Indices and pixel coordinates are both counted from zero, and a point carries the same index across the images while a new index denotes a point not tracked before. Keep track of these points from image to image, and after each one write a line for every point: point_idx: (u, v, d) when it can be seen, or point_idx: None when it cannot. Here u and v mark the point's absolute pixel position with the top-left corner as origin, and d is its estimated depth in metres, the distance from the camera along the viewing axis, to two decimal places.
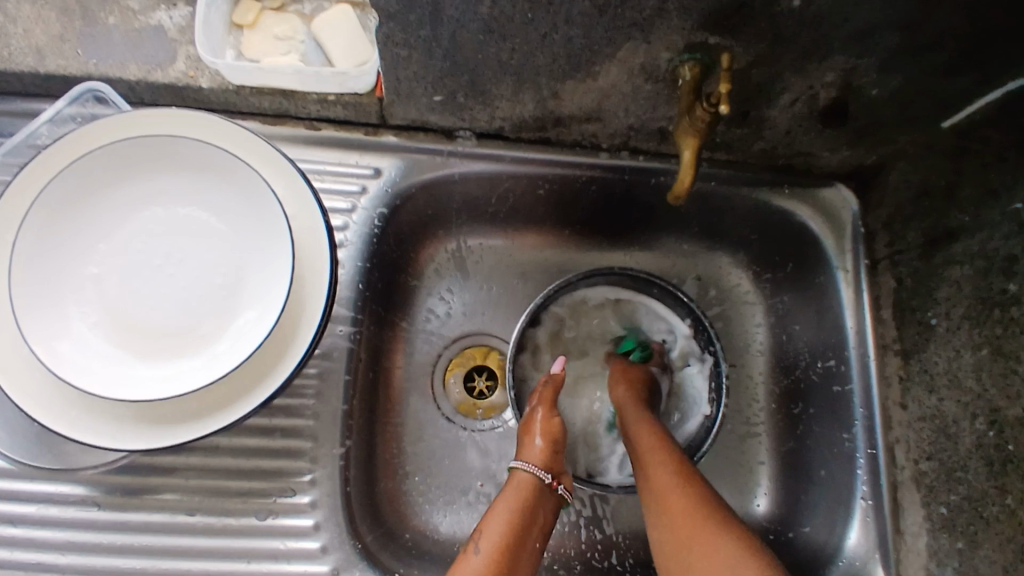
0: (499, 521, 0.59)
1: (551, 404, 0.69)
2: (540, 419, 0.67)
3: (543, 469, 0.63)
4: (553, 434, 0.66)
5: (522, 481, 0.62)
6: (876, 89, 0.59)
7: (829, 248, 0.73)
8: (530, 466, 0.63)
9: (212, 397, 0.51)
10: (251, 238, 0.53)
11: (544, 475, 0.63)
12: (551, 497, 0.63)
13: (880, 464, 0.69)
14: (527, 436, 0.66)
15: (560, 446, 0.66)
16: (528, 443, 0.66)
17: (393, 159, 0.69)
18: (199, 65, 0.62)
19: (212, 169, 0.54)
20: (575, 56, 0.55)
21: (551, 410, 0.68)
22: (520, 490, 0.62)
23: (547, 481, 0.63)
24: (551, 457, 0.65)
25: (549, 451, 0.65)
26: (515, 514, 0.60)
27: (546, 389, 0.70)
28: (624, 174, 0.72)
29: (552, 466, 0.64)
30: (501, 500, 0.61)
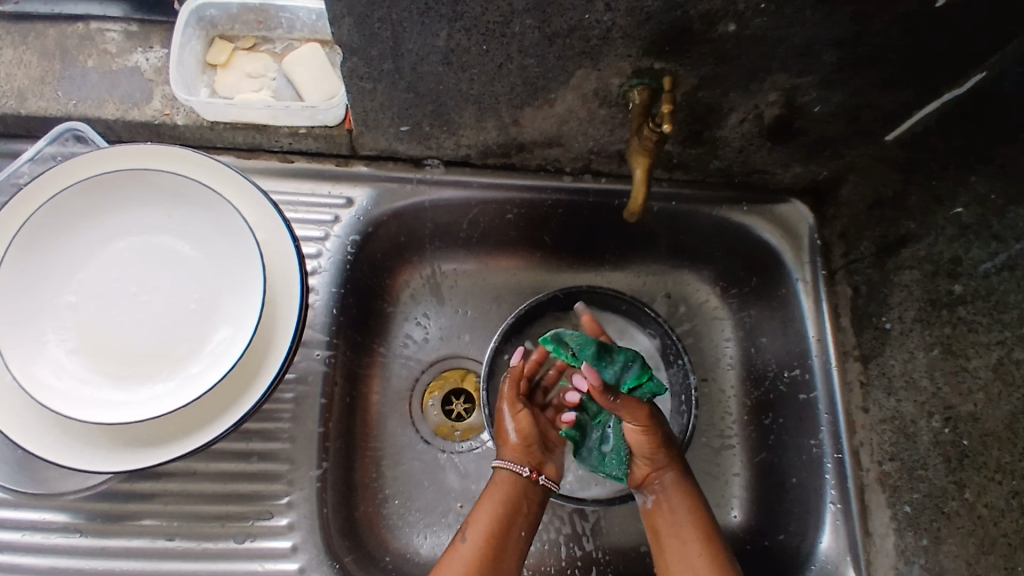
0: (485, 513, 0.64)
1: (514, 399, 0.71)
2: (508, 417, 0.71)
3: (519, 464, 0.68)
4: (524, 430, 0.69)
5: (502, 477, 0.67)
6: (818, 106, 0.62)
7: (788, 260, 0.76)
8: (507, 463, 0.67)
9: (187, 419, 0.53)
10: (225, 264, 0.55)
11: (519, 468, 0.67)
12: (534, 487, 0.67)
13: (847, 467, 0.71)
14: (501, 438, 0.70)
15: (534, 439, 0.70)
16: (502, 443, 0.70)
17: (365, 187, 0.72)
18: (174, 103, 0.65)
19: (187, 199, 0.56)
20: (531, 84, 0.58)
21: (517, 406, 0.71)
22: (503, 485, 0.66)
23: (526, 474, 0.67)
24: (524, 452, 0.68)
25: (523, 446, 0.69)
26: (500, 508, 0.65)
27: (507, 386, 0.72)
28: (588, 196, 0.75)
29: (528, 460, 0.68)
30: (488, 492, 0.66)
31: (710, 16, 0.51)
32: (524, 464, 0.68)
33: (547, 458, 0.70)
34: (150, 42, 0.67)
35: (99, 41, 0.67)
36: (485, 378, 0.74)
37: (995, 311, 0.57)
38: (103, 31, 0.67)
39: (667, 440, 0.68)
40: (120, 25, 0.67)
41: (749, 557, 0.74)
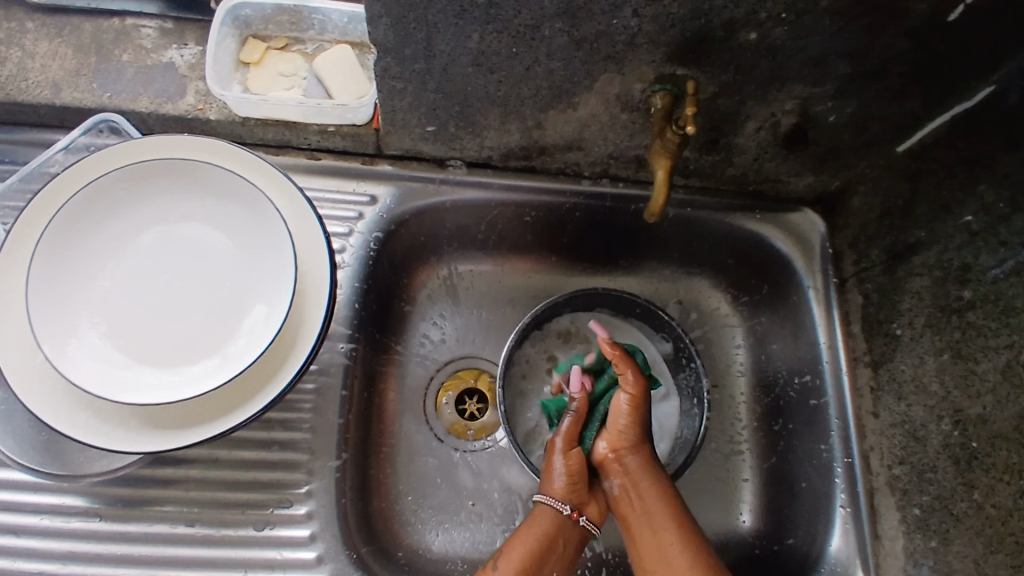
0: (520, 549, 0.62)
1: (571, 437, 0.68)
2: (560, 455, 0.67)
3: (562, 502, 0.65)
4: (573, 470, 0.66)
5: (541, 512, 0.64)
6: (832, 116, 0.64)
7: (800, 268, 0.78)
8: (550, 500, 0.65)
9: (214, 403, 0.54)
10: (257, 254, 0.57)
11: (561, 506, 0.65)
12: (573, 528, 0.65)
13: (857, 472, 0.72)
14: (547, 473, 0.67)
15: (582, 478, 0.67)
16: (547, 479, 0.67)
17: (388, 187, 0.73)
18: (207, 98, 0.66)
19: (220, 190, 0.57)
20: (556, 87, 0.60)
21: (570, 445, 0.68)
22: (540, 521, 0.64)
23: (567, 512, 0.65)
24: (568, 489, 0.66)
25: (569, 485, 0.66)
26: (534, 542, 0.63)
27: (568, 422, 0.68)
28: (605, 201, 0.77)
29: (570, 498, 0.66)
30: (524, 526, 0.64)
31: (732, 24, 0.53)
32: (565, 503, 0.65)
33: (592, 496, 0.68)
34: (185, 40, 0.69)
35: (135, 37, 0.69)
36: (500, 375, 0.75)
37: (1003, 315, 0.59)
38: (138, 27, 0.69)
39: (644, 423, 0.68)
40: (156, 23, 0.70)
41: (758, 561, 0.74)
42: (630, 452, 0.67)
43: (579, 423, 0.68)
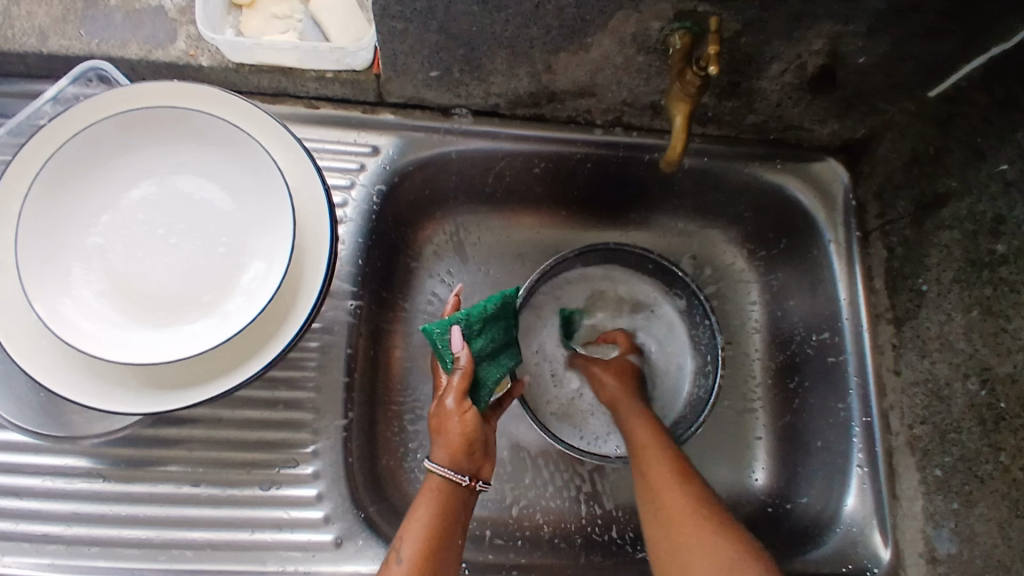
0: (422, 526, 0.57)
1: (464, 394, 0.60)
2: (453, 417, 0.59)
3: (457, 472, 0.59)
4: (472, 438, 0.59)
5: (437, 484, 0.59)
6: (862, 57, 0.60)
7: (821, 220, 0.74)
8: (443, 471, 0.59)
9: (214, 362, 0.52)
10: (255, 207, 0.54)
11: (458, 477, 0.59)
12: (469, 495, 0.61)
13: (876, 432, 0.70)
14: (438, 435, 0.59)
15: (479, 444, 0.60)
16: (438, 440, 0.59)
17: (390, 137, 0.70)
18: (199, 44, 0.63)
19: (214, 140, 0.54)
20: (567, 26, 0.56)
21: (466, 406, 0.59)
22: (432, 494, 0.59)
23: (464, 483, 0.60)
24: (465, 457, 0.59)
25: (461, 450, 0.59)
26: (437, 516, 0.58)
27: (456, 378, 0.59)
28: (619, 150, 0.73)
29: (468, 467, 0.60)
30: (418, 502, 0.59)
31: None
32: (463, 473, 0.60)
33: (486, 459, 0.62)
34: None
35: None
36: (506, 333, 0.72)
37: None
38: None
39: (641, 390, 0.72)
40: None
41: (769, 519, 0.73)
42: (627, 399, 0.70)
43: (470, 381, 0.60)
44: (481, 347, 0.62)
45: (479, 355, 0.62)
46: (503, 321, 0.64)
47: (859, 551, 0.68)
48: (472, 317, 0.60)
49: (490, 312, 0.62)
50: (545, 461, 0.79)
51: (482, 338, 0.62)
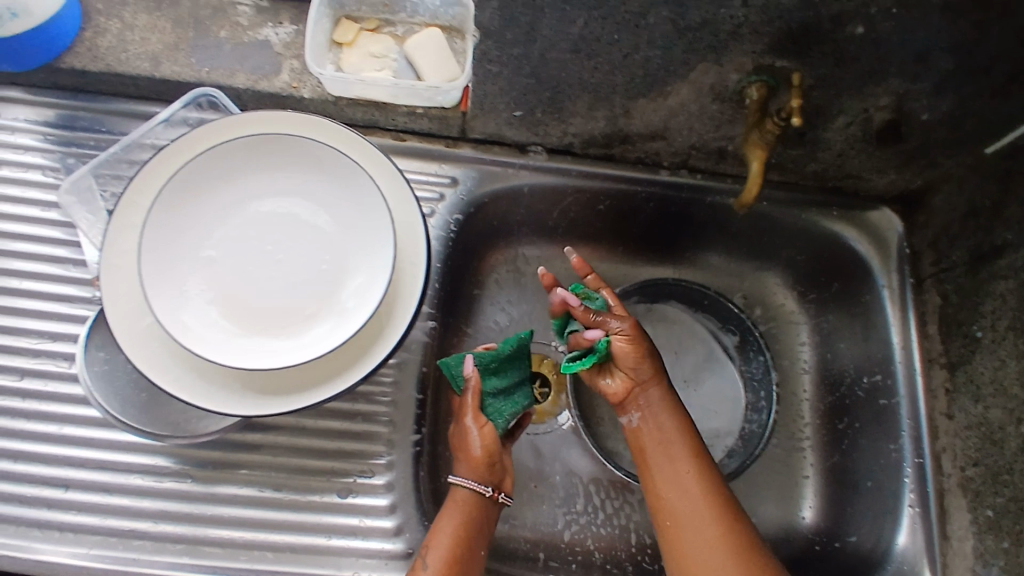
0: (445, 538, 0.61)
1: (479, 412, 0.66)
2: (472, 432, 0.65)
3: (481, 484, 0.64)
4: (491, 449, 0.65)
5: (464, 497, 0.64)
6: (927, 113, 0.63)
7: (875, 266, 0.77)
8: (468, 483, 0.64)
9: (312, 372, 0.55)
10: (356, 230, 0.58)
11: (481, 488, 0.64)
12: (491, 505, 0.65)
13: (927, 473, 0.72)
14: (462, 448, 0.66)
15: (498, 457, 0.66)
16: (463, 455, 0.66)
17: (469, 169, 0.74)
18: (302, 77, 0.67)
19: (321, 166, 0.58)
20: (651, 75, 0.61)
21: (482, 420, 0.66)
22: (456, 507, 0.63)
23: (487, 494, 0.65)
24: (486, 469, 0.65)
25: (483, 463, 0.65)
26: (460, 529, 0.62)
27: (470, 398, 0.66)
28: (681, 191, 0.77)
29: (491, 479, 0.65)
30: (443, 515, 0.63)
31: (840, 17, 0.52)
32: (487, 484, 0.65)
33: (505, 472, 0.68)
34: (279, 18, 0.69)
35: (231, 14, 0.69)
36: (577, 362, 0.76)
37: None
38: (235, 4, 0.70)
39: (654, 354, 0.66)
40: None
41: (818, 557, 0.75)
42: (652, 385, 0.66)
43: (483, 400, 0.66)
44: (497, 380, 0.68)
45: (492, 390, 0.67)
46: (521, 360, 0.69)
47: None
48: (486, 354, 0.66)
49: (507, 353, 0.67)
50: (596, 488, 0.80)
51: (494, 374, 0.67)
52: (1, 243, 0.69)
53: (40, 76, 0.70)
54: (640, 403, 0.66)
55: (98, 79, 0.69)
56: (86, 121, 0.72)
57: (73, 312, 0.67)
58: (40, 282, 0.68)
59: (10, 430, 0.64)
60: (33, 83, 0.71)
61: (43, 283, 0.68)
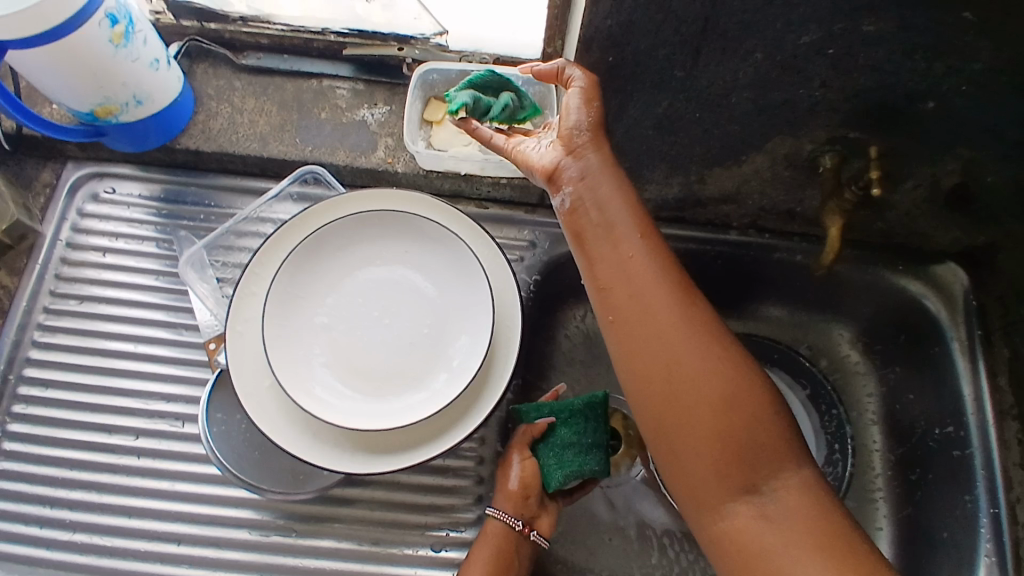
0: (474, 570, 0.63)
1: (524, 446, 0.68)
2: (513, 466, 0.67)
3: (513, 516, 0.66)
4: (526, 482, 0.66)
5: (493, 529, 0.65)
6: (993, 176, 0.65)
7: (943, 319, 0.79)
8: (499, 514, 0.66)
9: (419, 431, 0.59)
10: (456, 295, 0.62)
11: (512, 521, 0.65)
12: (524, 542, 0.66)
13: (1004, 523, 0.72)
14: (503, 479, 0.68)
15: (534, 491, 0.67)
16: (501, 486, 0.67)
17: (547, 233, 0.78)
18: (396, 153, 0.74)
19: (424, 237, 0.64)
20: (727, 146, 0.65)
21: (526, 453, 0.67)
22: (491, 537, 0.65)
23: (518, 528, 0.65)
24: (520, 502, 0.66)
25: (517, 496, 0.66)
26: (490, 562, 0.64)
27: (520, 434, 0.68)
28: (751, 249, 0.80)
29: (521, 512, 0.66)
30: (477, 546, 0.65)
31: (912, 95, 0.56)
32: (518, 518, 0.66)
33: (543, 511, 0.68)
34: (375, 100, 0.77)
35: (332, 97, 0.77)
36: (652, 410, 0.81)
37: None
38: (335, 88, 0.77)
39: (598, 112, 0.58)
40: (350, 84, 0.77)
41: None
42: (587, 156, 0.58)
43: (531, 437, 0.68)
44: (568, 432, 0.67)
45: (562, 441, 0.67)
46: (593, 423, 0.67)
47: None
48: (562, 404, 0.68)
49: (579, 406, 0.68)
50: (671, 544, 0.80)
51: (566, 426, 0.68)
52: (115, 309, 0.74)
53: (156, 155, 0.76)
54: (570, 176, 0.58)
55: (209, 158, 0.75)
56: (195, 195, 0.78)
57: (184, 375, 0.72)
58: (151, 346, 0.73)
59: (126, 486, 0.68)
60: (148, 162, 0.78)
61: (155, 348, 0.73)
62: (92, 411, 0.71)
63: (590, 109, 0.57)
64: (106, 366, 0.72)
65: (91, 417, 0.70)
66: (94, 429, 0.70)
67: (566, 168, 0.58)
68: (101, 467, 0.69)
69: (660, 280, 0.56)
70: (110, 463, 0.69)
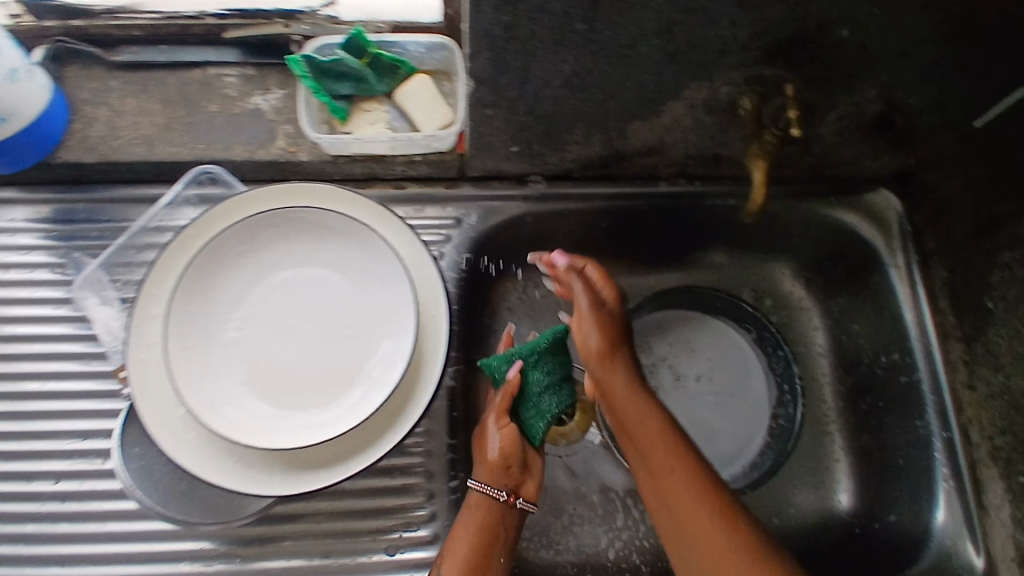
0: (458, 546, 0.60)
1: (502, 412, 0.65)
2: (494, 433, 0.65)
3: (495, 488, 0.63)
4: (507, 450, 0.64)
5: (475, 502, 0.63)
6: (915, 99, 0.64)
7: (879, 248, 0.78)
8: (480, 487, 0.63)
9: (352, 439, 0.56)
10: (372, 289, 0.59)
11: (494, 492, 0.63)
12: (511, 511, 0.64)
13: (957, 447, 0.73)
14: (483, 449, 0.65)
15: (515, 459, 0.64)
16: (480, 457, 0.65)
17: (471, 207, 0.74)
18: (298, 140, 0.69)
19: (331, 233, 0.59)
20: (643, 98, 0.62)
21: (504, 420, 0.65)
22: (474, 511, 0.63)
23: (501, 499, 0.63)
24: (500, 472, 0.64)
25: (498, 466, 0.64)
26: (474, 537, 0.61)
27: (499, 397, 0.66)
28: (682, 199, 0.78)
29: (503, 483, 0.64)
30: (461, 521, 0.62)
31: (825, 24, 0.54)
32: (499, 488, 0.64)
33: (527, 477, 0.66)
34: (267, 84, 0.71)
35: (219, 86, 0.70)
36: None
37: None
38: (222, 76, 0.71)
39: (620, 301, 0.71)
40: (238, 70, 0.71)
41: (860, 539, 0.77)
42: (600, 344, 0.69)
43: (509, 399, 0.66)
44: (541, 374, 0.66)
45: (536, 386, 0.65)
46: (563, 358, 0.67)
47: (954, 564, 0.70)
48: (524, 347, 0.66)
49: (545, 344, 0.67)
50: (634, 503, 0.80)
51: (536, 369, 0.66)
52: (16, 346, 0.68)
53: (34, 173, 0.70)
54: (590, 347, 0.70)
55: (93, 169, 0.69)
56: (86, 211, 0.71)
57: (101, 407, 0.67)
58: (61, 381, 0.67)
59: (54, 534, 0.64)
60: (27, 181, 0.71)
61: (65, 382, 0.67)
62: (6, 459, 0.66)
63: (608, 302, 0.70)
64: (14, 409, 0.67)
65: (7, 466, 0.66)
66: (10, 478, 0.65)
67: (585, 346, 0.70)
68: (25, 518, 0.64)
69: (663, 434, 0.63)
70: (34, 512, 0.65)
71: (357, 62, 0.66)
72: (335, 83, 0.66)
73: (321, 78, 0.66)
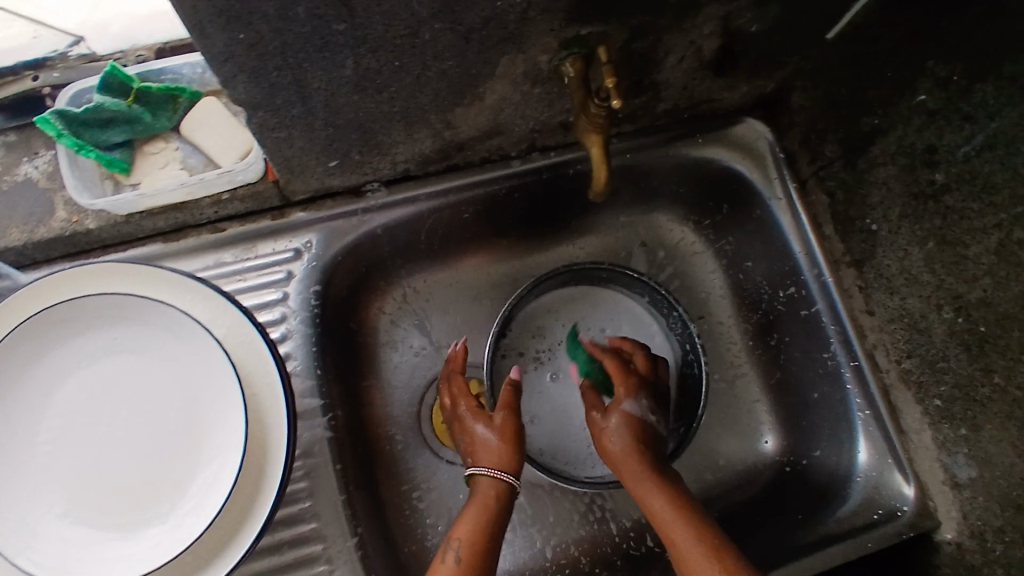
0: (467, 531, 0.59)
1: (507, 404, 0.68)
2: (498, 420, 0.67)
3: (506, 472, 0.63)
4: (516, 437, 0.66)
5: (485, 483, 0.63)
6: (755, 25, 0.57)
7: (757, 181, 0.73)
8: (490, 472, 0.63)
9: (206, 544, 0.49)
10: (191, 369, 0.51)
11: (504, 476, 0.63)
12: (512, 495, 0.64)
13: (866, 373, 0.69)
14: (485, 433, 0.66)
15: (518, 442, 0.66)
16: (485, 444, 0.65)
17: (310, 233, 0.66)
18: (81, 207, 0.58)
19: (126, 317, 0.51)
20: (455, 84, 0.53)
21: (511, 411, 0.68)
22: (482, 495, 0.62)
23: (511, 483, 0.63)
24: (509, 458, 0.64)
25: (506, 450, 0.65)
26: (485, 519, 0.60)
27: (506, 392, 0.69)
28: (542, 174, 0.71)
29: (512, 468, 0.64)
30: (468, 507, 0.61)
31: None
32: (508, 473, 0.63)
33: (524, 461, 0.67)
34: (33, 147, 0.59)
35: None
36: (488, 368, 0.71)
37: (983, 194, 0.55)
38: None
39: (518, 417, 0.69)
40: None
41: (789, 479, 0.74)
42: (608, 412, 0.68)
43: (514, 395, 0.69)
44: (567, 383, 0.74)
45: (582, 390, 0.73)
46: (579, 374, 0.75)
47: (883, 495, 0.68)
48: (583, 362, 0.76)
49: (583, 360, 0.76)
50: (562, 494, 0.76)
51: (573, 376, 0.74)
52: None
53: None
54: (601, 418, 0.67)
55: None
56: None
57: None
58: None
59: None
60: None
61: None
62: None
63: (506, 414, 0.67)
64: None
65: None
66: None
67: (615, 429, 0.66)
68: None
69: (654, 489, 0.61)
70: None
71: (123, 102, 0.57)
72: (101, 132, 0.57)
73: (79, 130, 0.56)
